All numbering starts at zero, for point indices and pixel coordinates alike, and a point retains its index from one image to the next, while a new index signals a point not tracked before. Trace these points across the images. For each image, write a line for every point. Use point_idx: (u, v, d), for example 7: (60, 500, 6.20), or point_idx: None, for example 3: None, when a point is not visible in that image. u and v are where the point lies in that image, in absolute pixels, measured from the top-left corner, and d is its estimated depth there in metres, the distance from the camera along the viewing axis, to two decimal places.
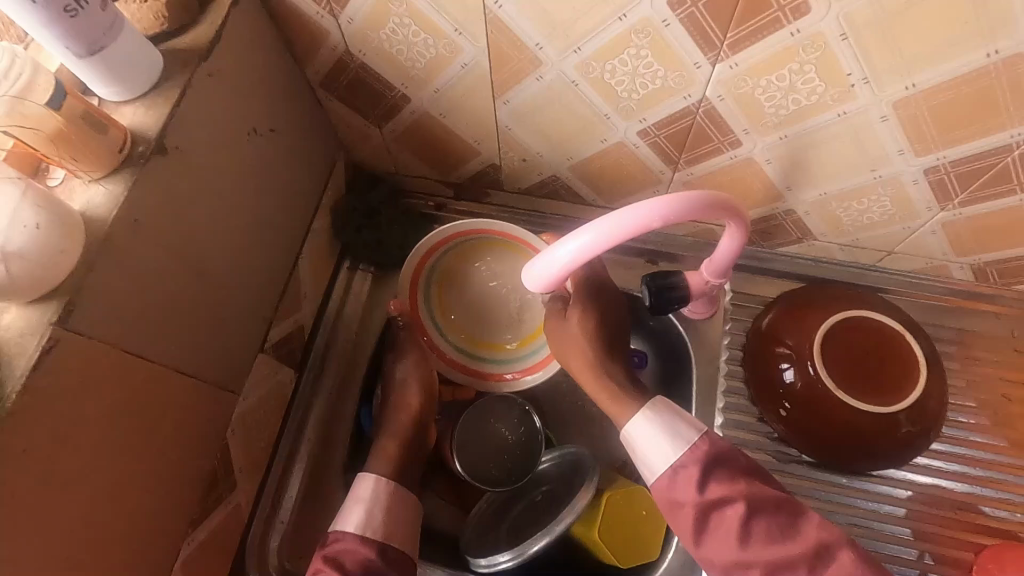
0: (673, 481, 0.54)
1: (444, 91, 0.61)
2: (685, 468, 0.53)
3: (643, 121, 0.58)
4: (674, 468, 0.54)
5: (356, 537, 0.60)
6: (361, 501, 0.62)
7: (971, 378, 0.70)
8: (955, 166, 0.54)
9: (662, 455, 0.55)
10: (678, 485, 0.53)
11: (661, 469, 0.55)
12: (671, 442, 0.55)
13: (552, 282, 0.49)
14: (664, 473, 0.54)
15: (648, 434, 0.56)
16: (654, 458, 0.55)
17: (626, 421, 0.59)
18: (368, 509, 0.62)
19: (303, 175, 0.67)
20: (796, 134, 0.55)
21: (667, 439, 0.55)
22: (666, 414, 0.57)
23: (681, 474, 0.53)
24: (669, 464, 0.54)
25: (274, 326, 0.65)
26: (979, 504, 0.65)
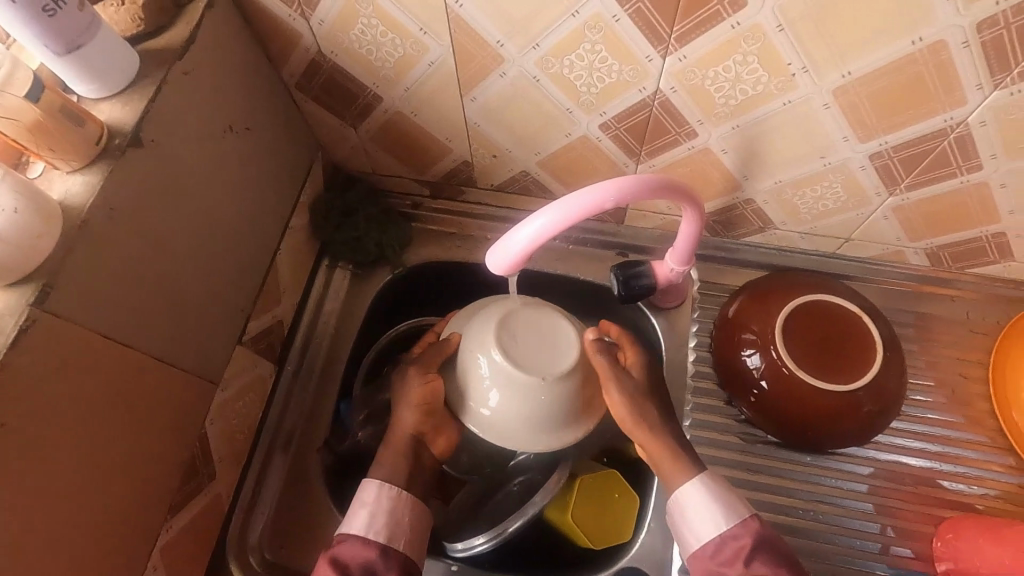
0: (718, 552, 0.55)
1: (414, 89, 0.64)
2: (737, 539, 0.55)
3: (603, 115, 0.61)
4: (724, 539, 0.55)
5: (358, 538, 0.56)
6: (366, 506, 0.58)
7: (930, 359, 0.73)
8: (897, 151, 0.57)
9: (710, 526, 0.56)
10: (725, 556, 0.55)
11: (708, 539, 0.56)
12: (720, 514, 0.56)
13: (513, 263, 0.51)
14: (712, 542, 0.56)
15: (698, 502, 0.57)
16: (699, 525, 0.57)
17: (675, 485, 0.59)
18: (372, 513, 0.58)
19: (280, 172, 0.69)
20: (746, 123, 0.58)
21: (718, 512, 0.57)
22: (721, 489, 0.58)
23: (728, 544, 0.55)
24: (719, 533, 0.56)
25: (252, 319, 0.67)
26: (939, 478, 0.67)
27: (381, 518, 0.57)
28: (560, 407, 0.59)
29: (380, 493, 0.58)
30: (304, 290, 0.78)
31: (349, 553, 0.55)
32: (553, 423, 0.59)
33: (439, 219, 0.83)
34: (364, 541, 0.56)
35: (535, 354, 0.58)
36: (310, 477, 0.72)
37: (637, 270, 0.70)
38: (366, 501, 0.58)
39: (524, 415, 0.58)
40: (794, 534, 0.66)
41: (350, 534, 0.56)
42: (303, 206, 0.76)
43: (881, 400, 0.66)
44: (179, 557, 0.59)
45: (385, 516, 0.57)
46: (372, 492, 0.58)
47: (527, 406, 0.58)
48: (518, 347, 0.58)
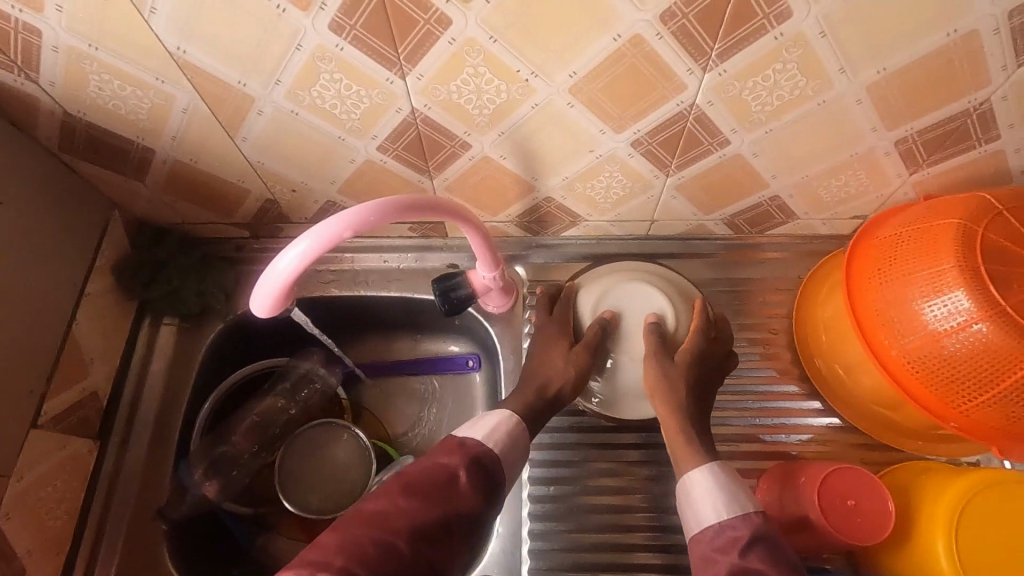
0: (715, 537, 0.52)
1: (181, 136, 0.62)
2: (733, 528, 0.52)
3: (375, 138, 0.62)
4: (722, 528, 0.52)
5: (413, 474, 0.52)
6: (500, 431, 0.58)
7: (745, 321, 0.77)
8: (651, 136, 0.61)
9: (713, 510, 0.54)
10: (721, 545, 0.51)
11: (709, 522, 0.53)
12: (727, 505, 0.53)
13: (275, 302, 0.51)
14: (711, 528, 0.53)
15: (708, 488, 0.55)
16: (706, 509, 0.54)
17: (694, 470, 0.58)
18: (505, 439, 0.57)
19: (60, 241, 0.66)
20: (509, 129, 0.60)
21: (725, 499, 0.54)
22: (730, 482, 0.55)
23: (724, 534, 0.52)
24: (719, 521, 0.53)
25: (48, 399, 0.63)
26: (759, 433, 0.72)
27: (508, 441, 0.57)
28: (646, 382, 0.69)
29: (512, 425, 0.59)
30: (124, 355, 0.75)
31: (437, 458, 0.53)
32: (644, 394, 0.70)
33: (266, 258, 0.82)
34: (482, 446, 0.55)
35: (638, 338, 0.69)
36: (150, 549, 0.69)
37: (454, 281, 0.71)
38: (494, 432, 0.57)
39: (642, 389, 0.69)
40: None
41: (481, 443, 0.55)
42: (104, 268, 0.72)
43: (710, 374, 0.67)
44: None
45: (504, 448, 0.57)
46: (507, 422, 0.59)
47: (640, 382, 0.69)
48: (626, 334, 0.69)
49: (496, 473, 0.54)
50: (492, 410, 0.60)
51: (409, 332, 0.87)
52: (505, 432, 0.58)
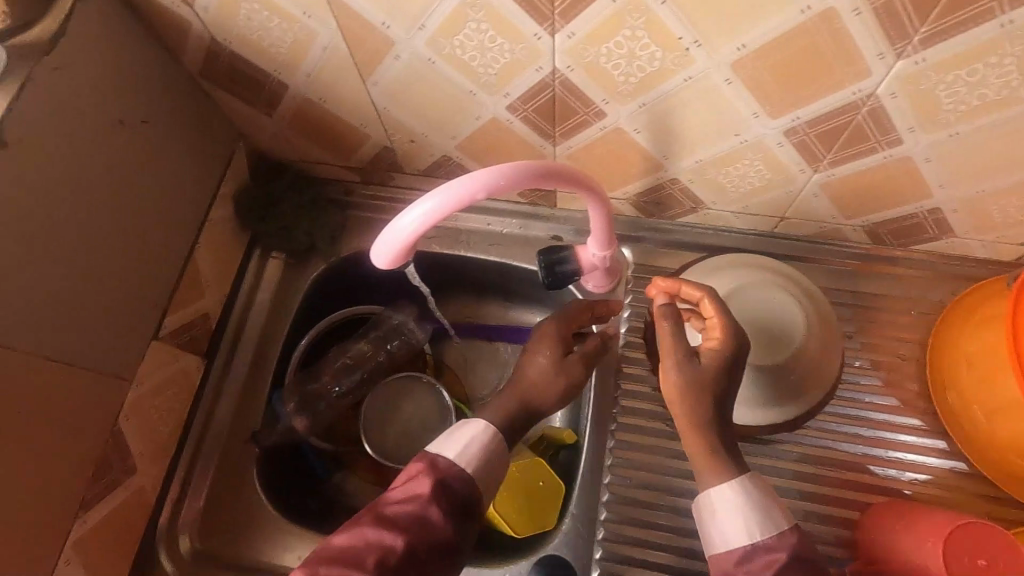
0: (744, 559, 0.48)
1: (315, 75, 0.61)
2: (768, 552, 0.48)
3: (506, 96, 0.59)
4: (755, 549, 0.48)
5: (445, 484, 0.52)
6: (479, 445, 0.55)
7: (869, 340, 0.70)
8: (811, 126, 0.54)
9: (737, 531, 0.49)
10: (752, 567, 0.48)
11: (737, 543, 0.49)
12: (757, 523, 0.49)
13: (396, 256, 0.50)
14: (738, 550, 0.49)
15: (731, 508, 0.50)
16: (727, 530, 0.50)
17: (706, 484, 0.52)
18: (477, 453, 0.55)
19: (191, 165, 0.68)
20: (652, 101, 0.55)
21: (756, 520, 0.49)
22: (759, 494, 0.50)
23: (759, 556, 0.48)
24: (750, 542, 0.49)
25: (168, 314, 0.67)
26: (869, 464, 0.66)
27: (482, 456, 0.54)
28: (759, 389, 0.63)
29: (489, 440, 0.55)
30: (234, 282, 0.78)
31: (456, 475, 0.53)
32: (755, 401, 0.64)
33: (373, 205, 0.82)
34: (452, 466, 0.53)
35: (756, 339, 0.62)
36: (240, 469, 0.72)
37: (560, 255, 0.69)
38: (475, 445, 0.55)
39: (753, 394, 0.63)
40: None
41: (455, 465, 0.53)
42: (225, 196, 0.75)
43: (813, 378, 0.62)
44: (98, 550, 0.61)
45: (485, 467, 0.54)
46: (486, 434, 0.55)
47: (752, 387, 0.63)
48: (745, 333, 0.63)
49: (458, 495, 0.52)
50: (467, 419, 0.57)
51: (500, 298, 0.86)
52: (479, 445, 0.55)
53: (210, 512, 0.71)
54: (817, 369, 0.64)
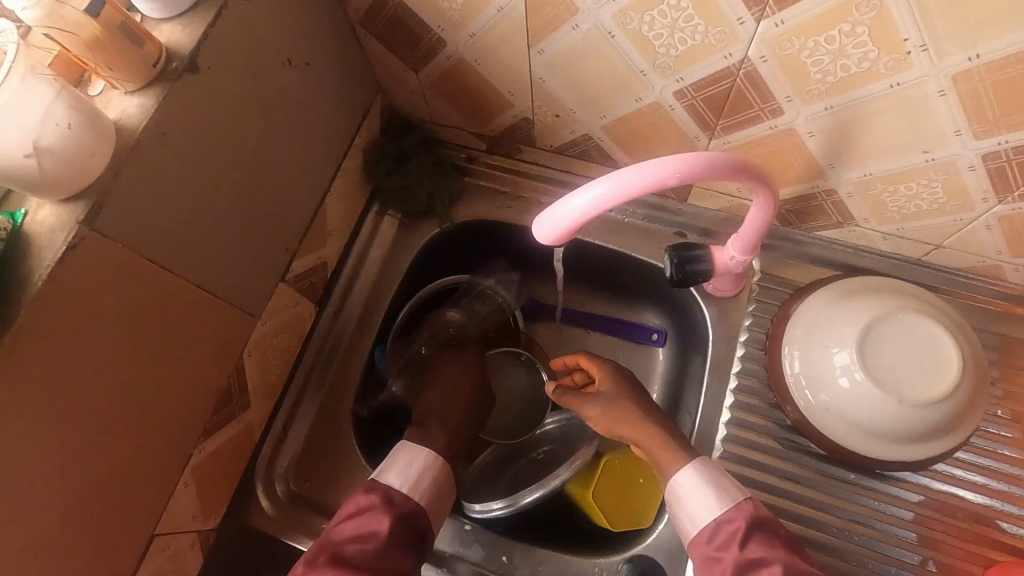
0: (713, 535, 0.56)
1: (480, 35, 0.60)
2: (730, 523, 0.55)
3: (679, 81, 0.56)
4: (718, 523, 0.56)
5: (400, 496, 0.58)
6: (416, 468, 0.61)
7: (1011, 390, 0.65)
8: (1018, 153, 0.50)
9: (706, 507, 0.57)
10: (721, 541, 0.55)
11: (704, 522, 0.56)
12: (714, 497, 0.57)
13: (562, 233, 0.48)
14: (707, 526, 0.56)
15: (693, 486, 0.58)
16: (697, 509, 0.57)
17: (673, 472, 0.60)
18: (423, 476, 0.61)
19: (335, 112, 0.68)
20: (843, 105, 0.52)
21: (713, 495, 0.57)
22: (714, 472, 0.58)
23: (724, 529, 0.55)
24: (713, 517, 0.56)
25: (296, 258, 0.67)
26: (996, 518, 0.62)
27: (430, 486, 0.60)
28: (893, 426, 0.59)
29: (425, 464, 0.61)
30: (351, 235, 0.78)
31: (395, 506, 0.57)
32: (883, 435, 0.60)
33: (493, 176, 0.80)
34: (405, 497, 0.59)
35: (902, 375, 0.58)
36: (338, 420, 0.73)
37: (694, 254, 0.66)
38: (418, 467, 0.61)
39: (883, 430, 0.60)
40: (826, 552, 0.63)
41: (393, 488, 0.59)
42: (357, 148, 0.75)
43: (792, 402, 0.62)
44: (209, 478, 0.62)
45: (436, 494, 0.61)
46: (421, 459, 0.61)
47: (887, 423, 0.59)
48: (888, 366, 0.58)
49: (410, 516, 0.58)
50: (412, 445, 0.62)
51: (604, 289, 0.84)
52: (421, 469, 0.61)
53: (306, 457, 0.72)
54: (963, 411, 0.59)
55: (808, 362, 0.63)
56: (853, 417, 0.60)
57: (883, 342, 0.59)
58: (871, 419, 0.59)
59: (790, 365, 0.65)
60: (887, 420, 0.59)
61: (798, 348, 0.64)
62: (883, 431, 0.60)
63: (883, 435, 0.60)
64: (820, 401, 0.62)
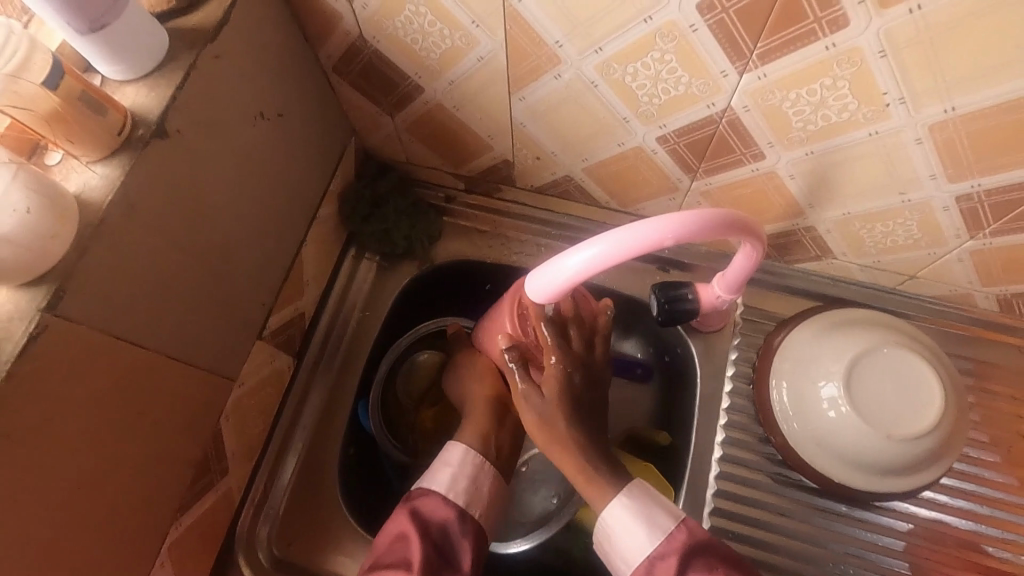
0: (650, 572, 0.54)
1: (459, 83, 0.59)
2: (664, 559, 0.54)
3: (662, 127, 0.56)
4: (651, 559, 0.54)
5: (441, 497, 0.58)
6: (452, 468, 0.61)
7: (986, 413, 0.68)
8: (990, 195, 0.51)
9: (639, 544, 0.55)
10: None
11: (638, 560, 0.55)
12: (646, 531, 0.55)
13: (555, 291, 0.48)
14: (641, 566, 0.54)
15: (623, 524, 0.56)
16: (629, 546, 0.55)
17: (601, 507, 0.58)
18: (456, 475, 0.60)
19: (309, 159, 0.65)
20: (822, 150, 0.53)
21: (644, 528, 0.55)
22: (641, 501, 0.56)
23: (659, 566, 0.53)
24: (647, 554, 0.54)
25: (273, 313, 0.64)
26: (983, 543, 0.63)
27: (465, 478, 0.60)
28: (881, 460, 0.60)
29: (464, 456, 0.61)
30: (328, 282, 0.75)
31: (431, 510, 0.57)
32: (872, 468, 0.61)
33: (472, 215, 0.79)
34: (444, 499, 0.58)
35: (887, 410, 0.59)
36: (322, 476, 0.70)
37: (680, 293, 0.65)
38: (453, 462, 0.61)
39: (873, 463, 0.60)
40: None
41: (430, 491, 0.59)
42: (332, 193, 0.72)
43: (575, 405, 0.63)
44: (187, 553, 0.58)
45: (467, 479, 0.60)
46: (459, 455, 0.61)
47: (874, 456, 0.60)
48: (873, 400, 0.59)
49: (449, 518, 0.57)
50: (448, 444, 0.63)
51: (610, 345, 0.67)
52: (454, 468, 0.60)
53: (290, 518, 0.68)
54: (946, 444, 0.60)
55: (796, 394, 0.64)
56: (845, 450, 0.61)
57: (867, 378, 0.60)
58: (860, 453, 0.60)
59: (778, 398, 0.65)
60: (874, 454, 0.59)
61: (785, 379, 0.65)
62: (872, 464, 0.60)
63: (872, 467, 0.61)
64: (808, 432, 0.63)
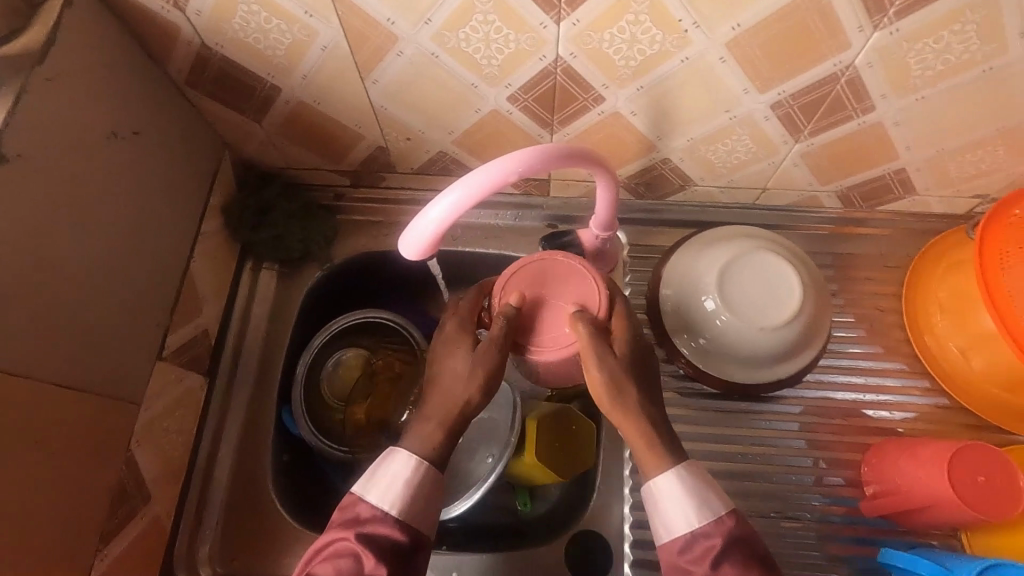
0: (685, 547, 0.49)
1: (312, 76, 0.61)
2: (707, 538, 0.49)
3: (508, 86, 0.60)
4: (694, 536, 0.49)
5: (391, 521, 0.50)
6: (404, 484, 0.51)
7: (849, 296, 0.76)
8: (795, 98, 0.59)
9: (683, 519, 0.50)
10: (692, 554, 0.49)
11: (679, 532, 0.50)
12: (694, 512, 0.50)
13: (428, 245, 0.50)
14: (681, 537, 0.50)
15: (674, 496, 0.50)
16: (673, 518, 0.50)
17: (648, 474, 0.52)
18: (408, 492, 0.51)
19: (182, 177, 0.66)
20: (650, 83, 0.59)
21: (694, 507, 0.50)
22: (698, 480, 0.51)
23: (699, 543, 0.49)
24: (691, 530, 0.50)
25: (171, 332, 0.64)
26: (864, 408, 0.71)
27: (411, 498, 0.51)
28: (762, 351, 0.66)
29: (417, 470, 0.52)
30: (229, 297, 0.75)
31: (379, 537, 0.49)
32: (757, 362, 0.67)
33: (364, 208, 0.81)
34: (397, 525, 0.50)
35: (758, 307, 0.65)
36: (256, 485, 0.70)
37: (563, 242, 0.70)
38: (406, 480, 0.51)
39: (755, 356, 0.67)
40: (738, 479, 0.69)
41: (383, 514, 0.50)
42: (214, 207, 0.72)
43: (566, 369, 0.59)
44: None
45: (422, 499, 0.51)
46: (409, 467, 0.52)
47: (756, 351, 0.66)
48: (744, 303, 0.65)
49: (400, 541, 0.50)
50: (394, 451, 0.53)
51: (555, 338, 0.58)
52: (404, 483, 0.51)
53: (230, 534, 0.69)
54: (814, 326, 0.67)
55: (684, 313, 0.69)
56: (734, 351, 0.67)
57: (735, 279, 0.66)
58: (746, 350, 0.66)
59: (671, 321, 0.71)
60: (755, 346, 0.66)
61: (673, 304, 0.70)
62: (755, 359, 0.67)
63: (758, 360, 0.67)
64: (699, 344, 0.69)
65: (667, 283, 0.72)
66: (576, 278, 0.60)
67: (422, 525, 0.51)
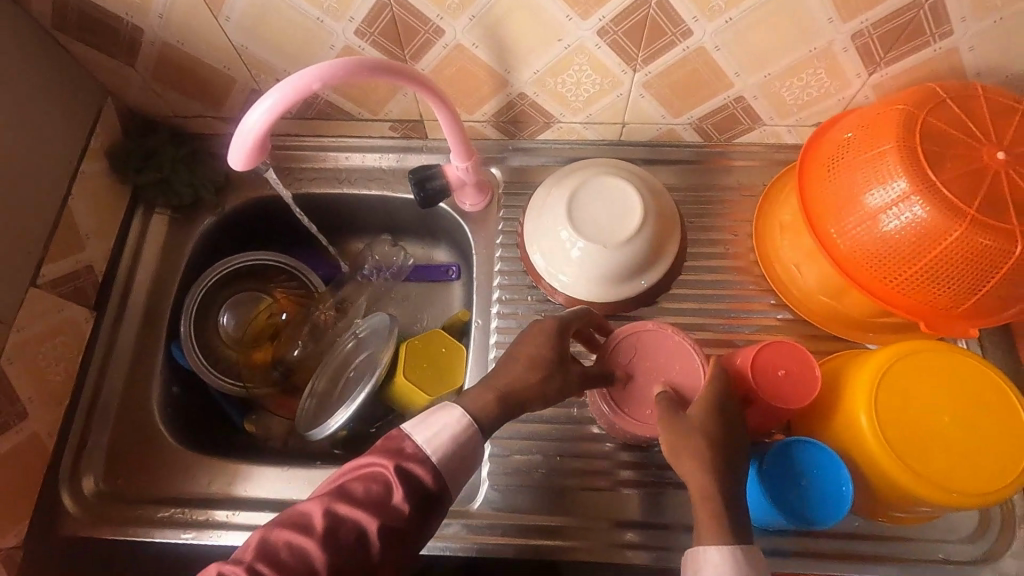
0: None
1: (168, 14, 0.65)
2: None
3: (352, 20, 0.64)
4: None
5: (429, 468, 0.53)
6: (451, 435, 0.55)
7: (707, 225, 0.81)
8: (616, 24, 0.63)
9: None
10: None
11: None
12: None
13: (251, 154, 0.55)
14: None
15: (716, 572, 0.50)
16: None
17: (698, 542, 0.52)
18: (451, 444, 0.54)
19: (58, 118, 0.69)
20: (479, 13, 0.63)
21: None
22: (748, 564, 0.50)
23: None
24: None
25: (47, 263, 0.68)
26: (715, 325, 0.76)
27: (450, 449, 0.54)
28: (608, 268, 0.71)
29: (465, 430, 0.55)
30: (117, 238, 0.79)
31: (412, 478, 0.52)
32: (604, 279, 0.72)
33: None
34: (433, 473, 0.53)
35: (600, 225, 0.70)
36: (141, 412, 0.74)
37: (429, 173, 0.75)
38: (453, 435, 0.55)
39: (602, 274, 0.71)
40: None
41: (425, 458, 0.53)
42: (95, 149, 0.75)
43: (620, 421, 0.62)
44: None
45: (457, 456, 0.54)
46: (460, 426, 0.55)
47: (601, 268, 0.71)
48: (586, 223, 0.70)
49: (429, 484, 0.53)
50: (448, 405, 0.56)
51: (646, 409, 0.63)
52: (451, 436, 0.54)
53: (115, 458, 0.72)
54: (658, 245, 0.72)
55: (542, 242, 0.74)
56: (586, 272, 0.71)
57: (579, 203, 0.71)
58: (594, 269, 0.71)
59: (535, 253, 0.75)
60: (598, 263, 0.70)
61: (536, 237, 0.75)
62: (602, 277, 0.71)
63: (605, 278, 0.71)
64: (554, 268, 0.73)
65: (533, 222, 0.76)
66: (680, 354, 0.65)
67: (451, 479, 0.54)
